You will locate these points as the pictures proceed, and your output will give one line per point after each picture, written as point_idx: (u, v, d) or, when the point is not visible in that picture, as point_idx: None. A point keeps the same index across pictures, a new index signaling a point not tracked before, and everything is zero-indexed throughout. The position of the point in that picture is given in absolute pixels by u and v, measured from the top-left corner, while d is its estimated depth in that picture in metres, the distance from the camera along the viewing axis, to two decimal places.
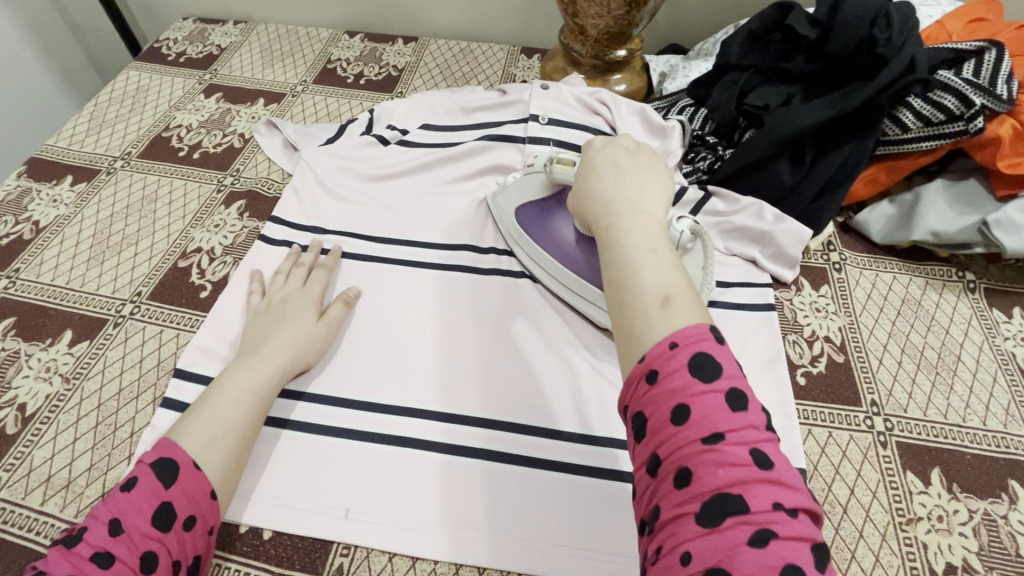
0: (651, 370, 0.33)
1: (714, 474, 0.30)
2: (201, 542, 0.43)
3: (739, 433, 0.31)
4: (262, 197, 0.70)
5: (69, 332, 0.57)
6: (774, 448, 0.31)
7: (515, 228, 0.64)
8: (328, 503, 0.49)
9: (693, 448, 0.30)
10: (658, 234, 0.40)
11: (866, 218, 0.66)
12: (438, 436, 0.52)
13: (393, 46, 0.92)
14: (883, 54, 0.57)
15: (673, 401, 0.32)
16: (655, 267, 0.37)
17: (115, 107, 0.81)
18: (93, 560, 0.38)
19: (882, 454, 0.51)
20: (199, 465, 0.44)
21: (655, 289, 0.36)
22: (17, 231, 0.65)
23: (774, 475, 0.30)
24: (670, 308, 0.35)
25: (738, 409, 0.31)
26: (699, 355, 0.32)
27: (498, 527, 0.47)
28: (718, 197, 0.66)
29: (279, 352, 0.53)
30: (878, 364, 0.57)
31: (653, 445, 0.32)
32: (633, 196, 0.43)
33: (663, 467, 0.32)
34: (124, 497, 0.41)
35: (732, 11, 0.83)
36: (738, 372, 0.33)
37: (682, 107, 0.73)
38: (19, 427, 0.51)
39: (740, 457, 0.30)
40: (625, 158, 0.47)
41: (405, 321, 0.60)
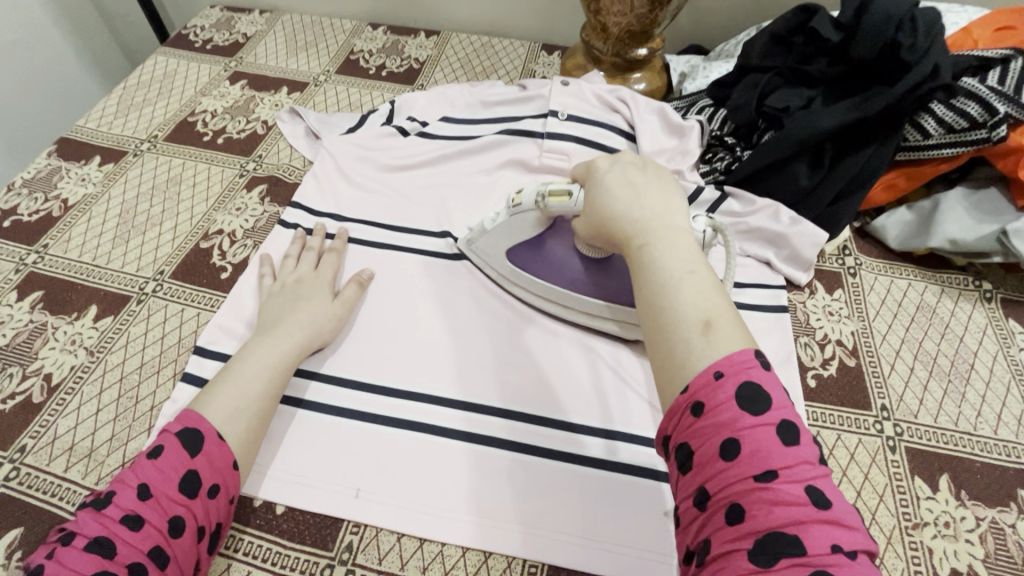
0: (697, 403, 0.34)
1: (770, 512, 0.30)
2: (223, 509, 0.44)
3: (793, 470, 0.31)
4: (283, 183, 0.71)
5: (94, 307, 0.59)
6: (828, 485, 0.31)
7: (511, 270, 0.61)
8: (340, 482, 0.50)
9: (746, 484, 0.31)
10: (691, 251, 0.40)
11: (883, 224, 0.65)
12: (460, 424, 0.53)
13: (415, 39, 0.93)
14: (907, 60, 0.57)
15: (723, 436, 0.32)
16: (693, 289, 0.38)
17: (143, 90, 0.83)
18: (123, 523, 0.40)
19: (891, 458, 0.51)
20: (223, 436, 0.46)
21: (696, 312, 0.37)
22: (46, 208, 0.67)
23: (832, 515, 0.30)
24: (712, 332, 0.36)
25: (790, 444, 0.32)
26: (747, 386, 0.33)
27: (513, 514, 0.48)
28: (734, 198, 0.66)
29: (299, 331, 0.54)
30: (890, 370, 0.57)
31: (701, 478, 0.33)
32: (660, 213, 0.43)
33: (713, 501, 0.32)
34: (152, 464, 0.43)
35: (755, 13, 0.83)
36: (788, 404, 0.34)
37: (702, 107, 0.73)
38: (44, 397, 0.52)
39: (795, 495, 0.30)
40: (637, 175, 0.47)
41: (420, 310, 0.61)
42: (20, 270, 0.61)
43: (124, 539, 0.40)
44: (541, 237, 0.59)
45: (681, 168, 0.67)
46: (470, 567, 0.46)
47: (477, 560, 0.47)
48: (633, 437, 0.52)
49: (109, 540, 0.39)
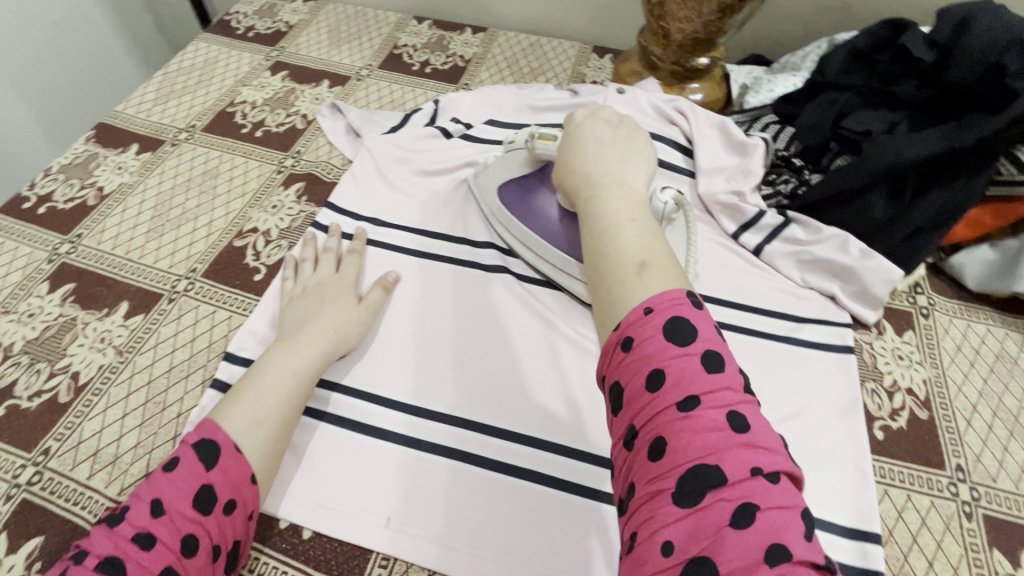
0: (627, 337, 0.33)
1: (690, 442, 0.28)
2: (240, 527, 0.41)
3: (714, 396, 0.29)
4: (321, 182, 0.69)
5: (125, 303, 0.57)
6: (752, 411, 0.30)
7: (499, 208, 0.62)
8: (368, 509, 0.46)
9: (668, 414, 0.29)
10: (638, 206, 0.41)
11: (961, 262, 0.60)
12: (429, 434, 0.50)
13: (461, 35, 0.89)
14: (1013, 87, 0.51)
15: (647, 367, 0.31)
16: (633, 236, 0.38)
17: (183, 77, 0.81)
18: (136, 541, 0.37)
19: (967, 526, 0.47)
20: (241, 447, 0.43)
21: (632, 256, 0.36)
22: (82, 195, 0.65)
23: (751, 439, 0.28)
24: (645, 274, 0.35)
25: (715, 371, 0.30)
26: (675, 322, 0.32)
27: (445, 523, 0.46)
28: (797, 224, 0.62)
29: (322, 337, 0.51)
30: (966, 426, 0.52)
31: (631, 415, 0.31)
32: (614, 169, 0.44)
33: (640, 440, 0.30)
34: (167, 477, 0.40)
35: (826, 22, 0.77)
36: (715, 336, 0.32)
37: (767, 123, 0.68)
38: (71, 396, 0.50)
39: (717, 421, 0.29)
40: (605, 133, 0.48)
41: (414, 313, 0.57)
42: (52, 260, 0.60)
43: (136, 559, 0.36)
44: (530, 180, 0.61)
45: (742, 191, 0.63)
46: None
47: None
48: None
49: (120, 560, 0.36)
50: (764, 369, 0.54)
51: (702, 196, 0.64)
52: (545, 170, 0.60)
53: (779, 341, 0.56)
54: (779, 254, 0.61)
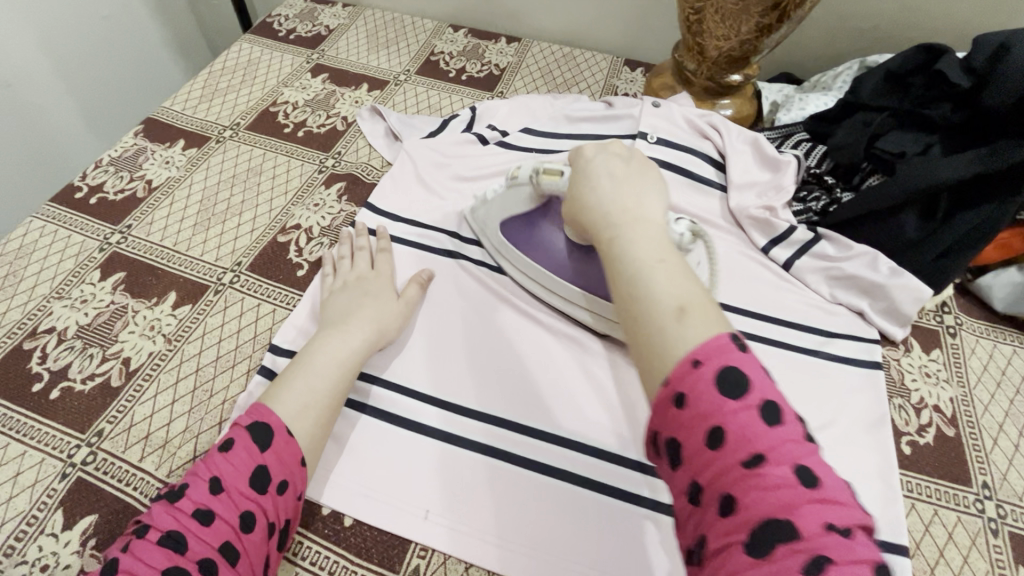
0: (679, 394, 0.30)
1: (761, 500, 0.27)
2: (291, 506, 0.42)
3: (780, 451, 0.28)
4: (362, 182, 0.70)
5: (173, 293, 0.59)
6: (818, 460, 0.29)
7: (502, 242, 0.60)
8: (411, 501, 0.47)
9: (736, 473, 0.28)
10: (664, 243, 0.37)
11: (988, 284, 0.61)
12: (475, 434, 0.50)
13: (496, 44, 0.91)
14: None
15: (705, 425, 0.29)
16: (667, 276, 0.34)
17: (227, 77, 0.83)
18: (195, 517, 0.38)
19: (993, 543, 0.48)
20: (291, 431, 0.44)
21: (670, 299, 0.33)
22: (131, 187, 0.68)
23: (824, 494, 0.27)
24: (686, 318, 0.32)
25: (773, 423, 0.29)
26: (727, 371, 0.30)
27: (495, 529, 0.46)
28: (828, 240, 0.63)
29: (367, 325, 0.52)
30: (992, 444, 0.53)
31: (691, 471, 0.30)
32: (632, 203, 0.40)
33: (703, 496, 0.29)
34: (223, 457, 0.41)
35: (859, 43, 0.78)
36: (772, 381, 0.31)
37: (798, 141, 0.69)
38: (123, 381, 0.52)
39: (785, 477, 0.28)
40: (617, 167, 0.44)
41: (460, 315, 0.58)
42: (104, 249, 0.62)
43: (195, 533, 0.38)
44: (532, 216, 0.58)
45: (774, 205, 0.64)
46: None
47: None
48: None
49: (181, 535, 0.38)
50: (793, 381, 0.56)
51: (733, 211, 0.66)
52: (550, 205, 0.57)
53: (808, 354, 0.57)
54: (809, 270, 0.62)
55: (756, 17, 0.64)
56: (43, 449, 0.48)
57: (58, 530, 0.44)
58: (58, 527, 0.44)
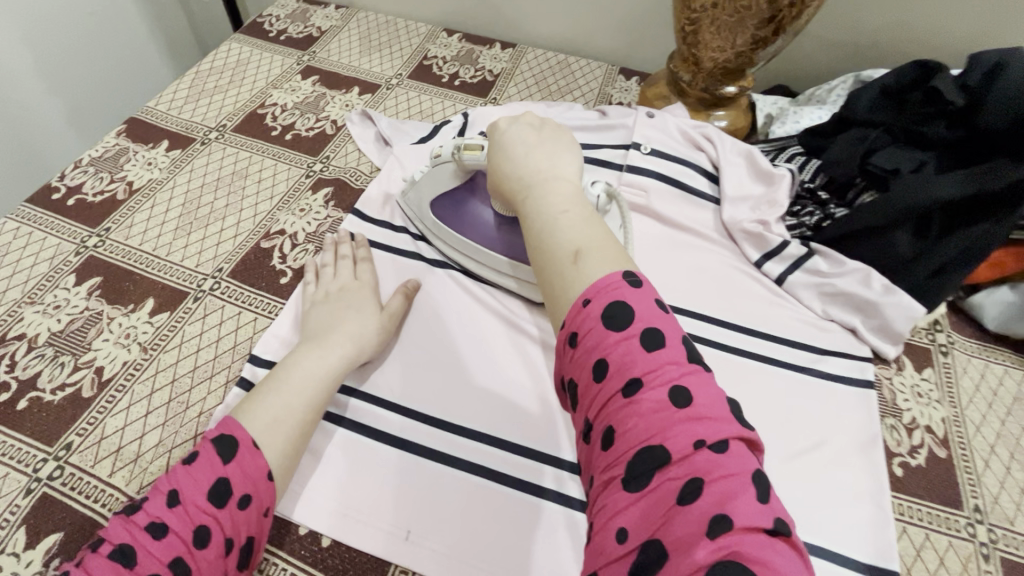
0: (572, 334, 0.32)
1: (637, 426, 0.29)
2: (255, 523, 0.40)
3: (656, 374, 0.30)
4: (349, 187, 0.69)
5: (151, 300, 0.57)
6: (697, 381, 0.30)
7: (433, 222, 0.61)
8: (387, 520, 0.45)
9: (616, 401, 0.30)
10: (574, 198, 0.40)
11: (980, 302, 0.61)
12: (450, 447, 0.49)
13: (490, 49, 0.90)
14: None
15: (593, 359, 0.31)
16: (569, 227, 0.37)
17: (215, 77, 0.82)
18: (148, 531, 0.37)
19: (984, 568, 0.47)
20: (259, 445, 0.43)
21: (567, 246, 0.36)
22: (111, 189, 0.66)
23: (695, 412, 0.29)
24: (582, 261, 0.34)
25: (655, 349, 0.31)
26: (615, 304, 0.32)
27: (431, 534, 0.45)
28: (820, 256, 0.62)
29: (347, 341, 0.50)
30: (984, 466, 0.52)
31: (585, 409, 0.32)
32: (544, 168, 0.42)
33: (592, 430, 0.31)
34: (183, 469, 0.40)
35: (854, 57, 0.78)
36: (658, 313, 0.32)
37: (792, 155, 0.69)
38: (95, 392, 0.50)
39: (659, 399, 0.29)
40: (529, 134, 0.45)
41: (439, 322, 0.56)
42: (80, 253, 0.60)
43: (146, 548, 0.37)
44: (461, 194, 0.59)
45: (766, 219, 0.64)
46: None
47: None
48: None
49: (131, 548, 0.37)
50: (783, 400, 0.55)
51: (726, 224, 0.65)
52: (474, 181, 0.59)
53: (802, 372, 0.57)
54: (802, 285, 0.61)
55: (752, 29, 0.64)
56: (8, 462, 0.46)
57: (20, 549, 0.42)
58: (20, 546, 0.42)
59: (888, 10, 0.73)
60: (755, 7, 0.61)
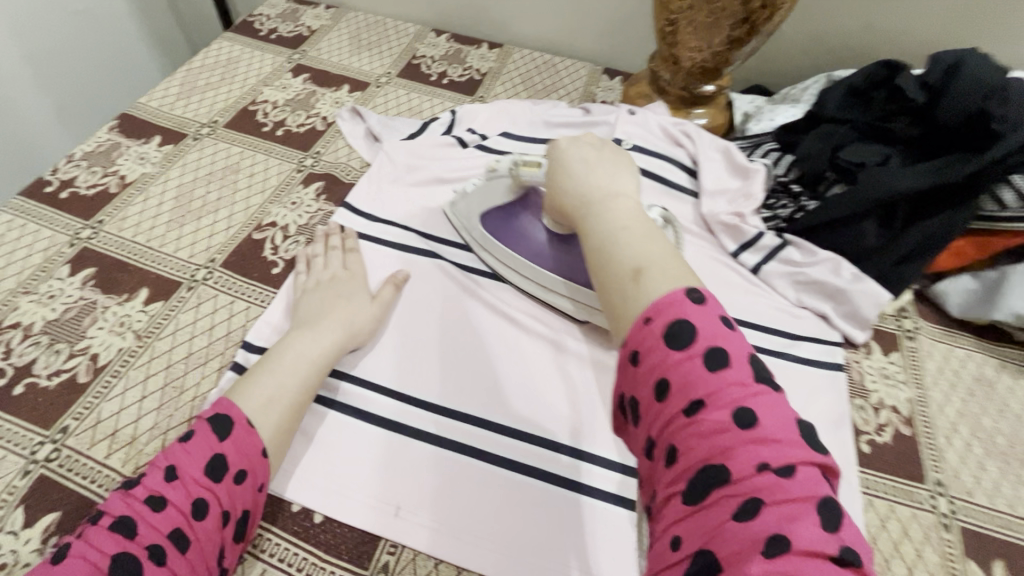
0: (633, 351, 0.33)
1: (699, 445, 0.29)
2: (250, 497, 0.42)
3: (719, 395, 0.30)
4: (340, 182, 0.71)
5: (145, 290, 0.58)
6: (763, 404, 0.30)
7: (481, 234, 0.62)
8: (381, 498, 0.47)
9: (677, 420, 0.30)
10: (634, 217, 0.41)
11: (944, 290, 0.64)
12: (444, 430, 0.51)
13: (477, 49, 0.93)
14: (997, 130, 0.56)
15: (654, 377, 0.32)
16: (630, 244, 0.38)
17: (206, 74, 0.83)
18: (147, 503, 0.39)
19: (944, 537, 0.50)
20: (252, 423, 0.44)
21: (629, 263, 0.36)
22: (104, 183, 0.67)
23: (760, 434, 0.28)
24: (643, 278, 0.35)
25: (718, 369, 0.31)
26: (678, 321, 0.32)
27: (427, 513, 0.47)
28: (794, 246, 0.65)
29: (337, 327, 0.52)
30: (946, 443, 0.55)
31: (646, 425, 0.32)
32: (604, 187, 0.44)
33: (654, 448, 0.31)
34: (180, 446, 0.42)
35: (826, 58, 0.81)
36: (723, 333, 0.32)
37: (767, 150, 0.72)
38: (90, 377, 0.51)
39: (721, 420, 0.29)
40: (590, 154, 0.48)
41: (428, 311, 0.58)
42: (73, 244, 0.61)
43: (146, 519, 0.38)
44: (512, 208, 0.60)
45: (742, 212, 0.67)
46: None
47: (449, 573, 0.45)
48: None
49: (131, 520, 0.38)
50: None
51: (705, 216, 0.67)
52: (527, 198, 0.60)
53: (777, 356, 0.59)
54: (776, 274, 0.64)
55: (727, 29, 0.67)
56: (5, 445, 0.47)
57: (18, 527, 0.43)
58: (18, 525, 0.43)
59: (857, 13, 0.76)
60: (729, 8, 0.64)
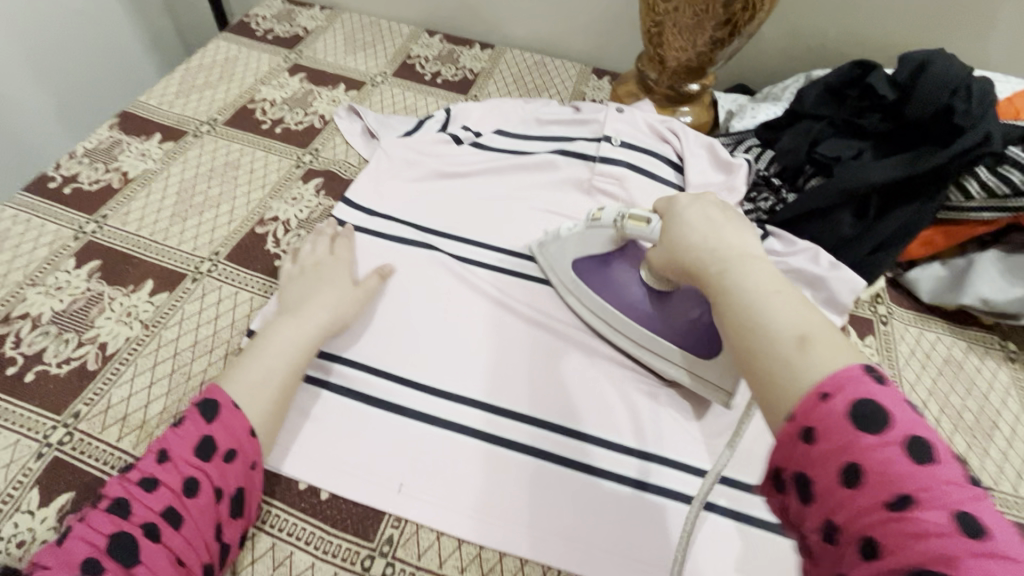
0: (806, 428, 0.29)
1: (912, 548, 0.25)
2: (243, 475, 0.44)
3: (932, 492, 0.26)
4: (339, 178, 0.73)
5: (150, 282, 0.60)
6: (985, 509, 0.25)
7: (573, 279, 0.60)
8: (384, 475, 0.49)
9: (878, 514, 0.26)
10: (779, 277, 0.38)
11: (916, 277, 0.68)
12: (449, 414, 0.53)
13: (470, 50, 0.95)
14: (960, 124, 0.60)
15: (841, 460, 0.28)
16: (786, 307, 0.34)
17: (204, 73, 0.84)
18: (141, 485, 0.41)
19: None
20: (239, 405, 0.46)
21: (789, 329, 0.33)
22: (106, 178, 0.68)
23: (992, 545, 0.24)
24: (810, 347, 0.32)
25: (926, 462, 0.27)
26: (864, 401, 0.28)
27: (436, 491, 0.49)
28: (775, 237, 0.67)
29: (319, 311, 0.54)
30: None
31: (825, 510, 0.28)
32: (735, 242, 0.42)
33: (836, 540, 0.28)
34: (171, 431, 0.44)
35: (805, 58, 0.85)
36: (915, 419, 0.28)
37: (749, 146, 0.75)
38: (99, 364, 0.53)
39: (939, 523, 0.25)
40: (714, 209, 0.46)
41: (417, 298, 0.61)
42: (79, 238, 0.62)
43: (141, 499, 0.40)
44: (609, 256, 0.58)
45: None
46: (444, 551, 0.47)
47: (451, 544, 0.47)
48: (668, 461, 0.52)
49: (127, 501, 0.40)
50: None
51: None
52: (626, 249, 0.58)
53: None
54: None
55: (711, 30, 0.70)
56: (18, 430, 0.49)
57: (34, 507, 0.45)
58: (34, 505, 0.45)
59: (832, 16, 0.80)
60: (713, 10, 0.67)
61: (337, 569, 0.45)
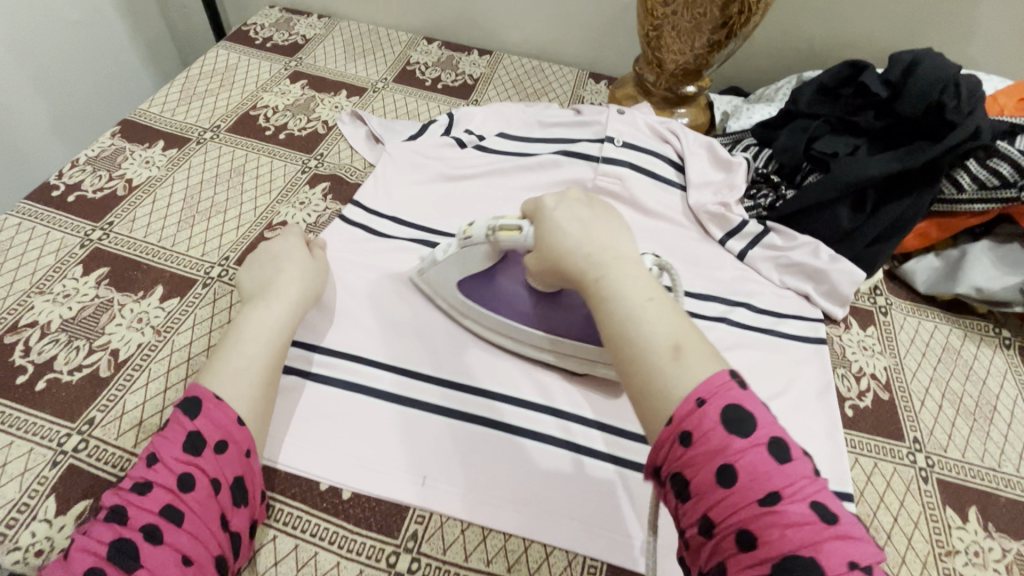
0: (684, 432, 0.35)
1: (783, 536, 0.31)
2: (238, 463, 0.43)
3: (795, 489, 0.32)
4: (345, 181, 0.73)
5: (161, 288, 0.59)
6: (827, 497, 0.33)
7: (460, 301, 0.58)
8: (405, 468, 0.49)
9: (753, 510, 0.32)
10: (646, 280, 0.42)
11: (913, 268, 0.70)
12: (453, 403, 0.54)
13: (468, 56, 0.96)
14: (951, 120, 0.63)
15: (719, 461, 0.33)
16: (656, 316, 0.39)
17: (205, 81, 0.84)
18: (133, 489, 0.40)
19: (923, 488, 0.54)
20: (221, 397, 0.45)
21: (664, 341, 0.38)
22: (111, 186, 0.68)
23: (842, 530, 0.32)
24: (683, 356, 0.37)
25: (783, 460, 0.33)
26: (731, 403, 0.35)
27: (451, 476, 0.49)
28: (777, 233, 0.69)
29: (290, 288, 0.54)
30: (921, 405, 0.60)
31: (704, 506, 0.33)
32: (609, 246, 0.44)
33: (716, 532, 0.33)
34: (159, 434, 0.43)
35: (796, 58, 0.88)
36: (770, 419, 0.35)
37: (747, 145, 0.77)
38: (112, 371, 0.52)
39: (800, 514, 0.32)
40: (584, 211, 0.47)
41: (381, 281, 0.62)
42: (85, 245, 0.62)
43: (136, 504, 0.40)
44: (490, 271, 0.56)
45: (727, 201, 0.71)
46: (469, 545, 0.47)
47: (476, 536, 0.47)
48: None
49: (123, 508, 0.39)
50: (754, 356, 0.61)
51: (693, 208, 0.71)
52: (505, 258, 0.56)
53: (763, 332, 0.63)
54: (760, 259, 0.68)
55: (708, 33, 0.72)
56: (32, 438, 0.48)
57: (52, 515, 0.44)
58: (51, 513, 0.44)
59: (821, 18, 0.83)
60: (709, 13, 0.69)
61: (363, 567, 0.45)
